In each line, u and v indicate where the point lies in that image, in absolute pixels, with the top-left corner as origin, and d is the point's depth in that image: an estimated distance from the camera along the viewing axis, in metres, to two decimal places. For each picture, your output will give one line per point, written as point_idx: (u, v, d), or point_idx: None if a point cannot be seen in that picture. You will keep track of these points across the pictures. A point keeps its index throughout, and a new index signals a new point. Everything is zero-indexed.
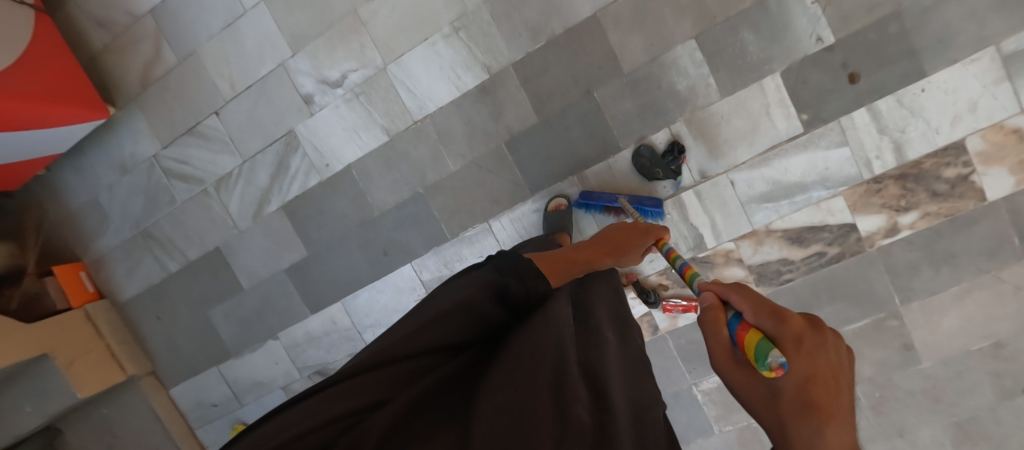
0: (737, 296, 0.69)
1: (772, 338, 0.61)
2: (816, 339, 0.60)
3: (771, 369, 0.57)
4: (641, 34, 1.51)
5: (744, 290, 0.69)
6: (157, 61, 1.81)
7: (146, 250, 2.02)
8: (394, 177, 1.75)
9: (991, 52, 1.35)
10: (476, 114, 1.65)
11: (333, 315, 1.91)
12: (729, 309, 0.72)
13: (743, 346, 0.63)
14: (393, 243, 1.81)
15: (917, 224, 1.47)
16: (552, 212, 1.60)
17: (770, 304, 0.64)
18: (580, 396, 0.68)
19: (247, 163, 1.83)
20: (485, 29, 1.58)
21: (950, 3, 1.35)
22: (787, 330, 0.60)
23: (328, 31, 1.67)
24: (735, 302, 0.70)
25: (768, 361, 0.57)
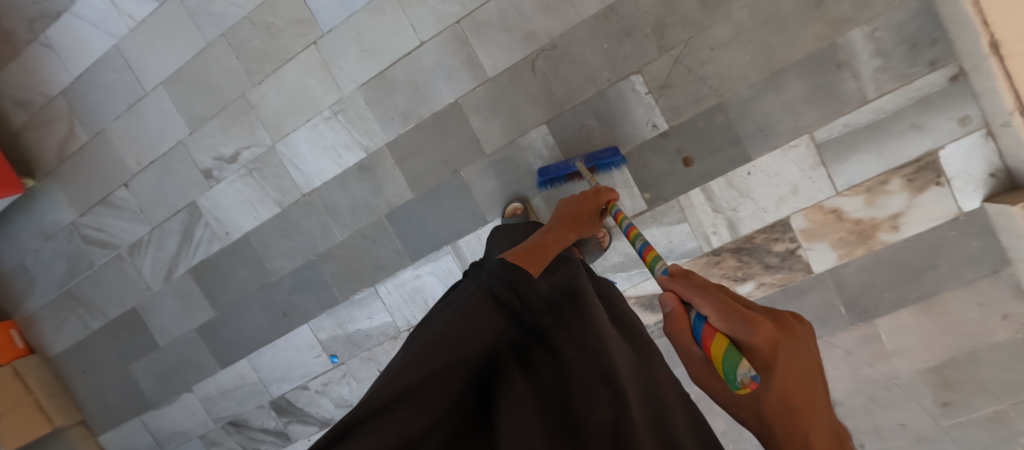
0: (703, 302, 0.68)
1: (742, 346, 0.63)
2: (781, 339, 0.63)
3: (743, 384, 0.59)
4: (499, 119, 1.64)
5: (707, 292, 0.69)
6: (71, 138, 1.96)
7: (70, 308, 2.15)
8: (290, 244, 1.88)
9: (806, 140, 1.47)
10: (359, 189, 1.78)
11: (241, 370, 2.03)
12: (691, 311, 0.73)
13: (710, 352, 0.65)
14: (292, 305, 1.93)
15: (753, 293, 1.60)
16: (511, 218, 1.62)
17: (735, 308, 0.64)
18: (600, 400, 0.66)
19: (156, 230, 1.97)
20: (360, 113, 1.72)
21: (767, 94, 1.47)
22: (755, 339, 0.62)
23: (222, 113, 1.81)
24: (697, 303, 0.70)
25: (740, 378, 0.59)
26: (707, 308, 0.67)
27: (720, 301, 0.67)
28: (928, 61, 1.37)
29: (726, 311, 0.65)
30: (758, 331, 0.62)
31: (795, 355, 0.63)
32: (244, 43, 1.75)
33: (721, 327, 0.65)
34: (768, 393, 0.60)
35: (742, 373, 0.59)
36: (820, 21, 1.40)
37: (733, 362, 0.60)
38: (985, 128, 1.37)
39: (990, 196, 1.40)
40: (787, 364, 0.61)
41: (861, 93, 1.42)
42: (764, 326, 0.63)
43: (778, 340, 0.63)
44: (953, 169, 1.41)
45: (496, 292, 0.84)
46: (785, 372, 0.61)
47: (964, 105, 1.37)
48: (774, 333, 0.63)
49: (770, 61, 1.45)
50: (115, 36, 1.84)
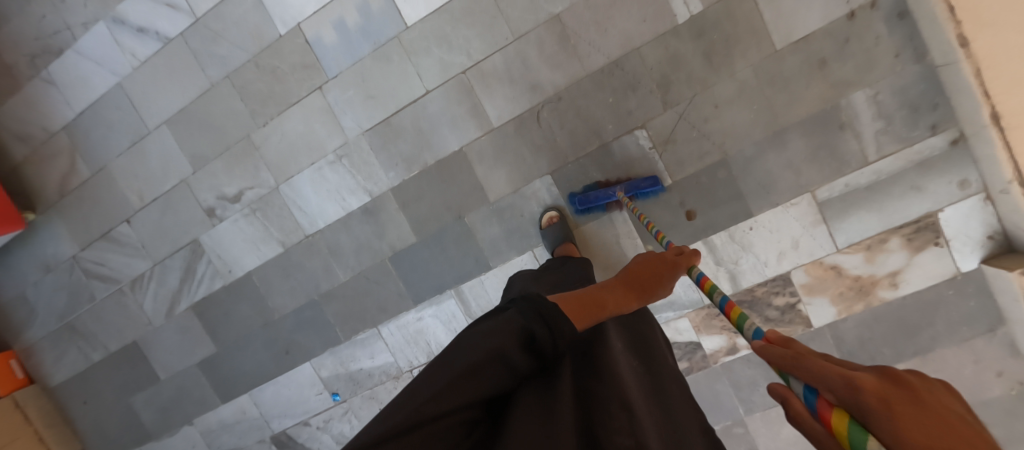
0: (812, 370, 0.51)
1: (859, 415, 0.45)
2: (901, 395, 0.44)
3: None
4: (503, 168, 1.64)
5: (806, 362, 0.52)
6: (73, 173, 1.95)
7: (71, 340, 2.14)
8: (292, 284, 1.88)
9: (807, 198, 1.48)
10: (362, 232, 1.78)
11: (242, 405, 2.04)
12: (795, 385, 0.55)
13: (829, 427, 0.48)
14: (294, 343, 1.94)
15: None
16: (547, 228, 1.60)
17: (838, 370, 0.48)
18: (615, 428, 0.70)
19: (158, 266, 1.97)
20: (364, 158, 1.72)
21: (769, 153, 1.48)
22: (861, 397, 0.45)
23: (225, 153, 1.81)
24: (797, 373, 0.53)
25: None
26: (809, 375, 0.51)
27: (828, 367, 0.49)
28: (929, 125, 1.39)
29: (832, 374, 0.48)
30: (865, 386, 0.45)
31: (933, 397, 0.44)
32: (248, 85, 1.74)
33: (834, 397, 0.47)
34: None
35: (868, 447, 0.43)
36: (823, 82, 1.42)
37: (855, 434, 0.44)
38: (984, 192, 1.39)
39: (987, 257, 1.43)
40: (920, 421, 0.42)
41: (862, 154, 1.43)
42: (866, 379, 0.46)
43: (894, 395, 0.44)
44: (952, 230, 1.43)
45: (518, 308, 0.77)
46: (906, 421, 0.42)
47: (964, 170, 1.39)
48: (885, 382, 0.45)
49: (773, 119, 1.46)
50: (117, 74, 1.83)
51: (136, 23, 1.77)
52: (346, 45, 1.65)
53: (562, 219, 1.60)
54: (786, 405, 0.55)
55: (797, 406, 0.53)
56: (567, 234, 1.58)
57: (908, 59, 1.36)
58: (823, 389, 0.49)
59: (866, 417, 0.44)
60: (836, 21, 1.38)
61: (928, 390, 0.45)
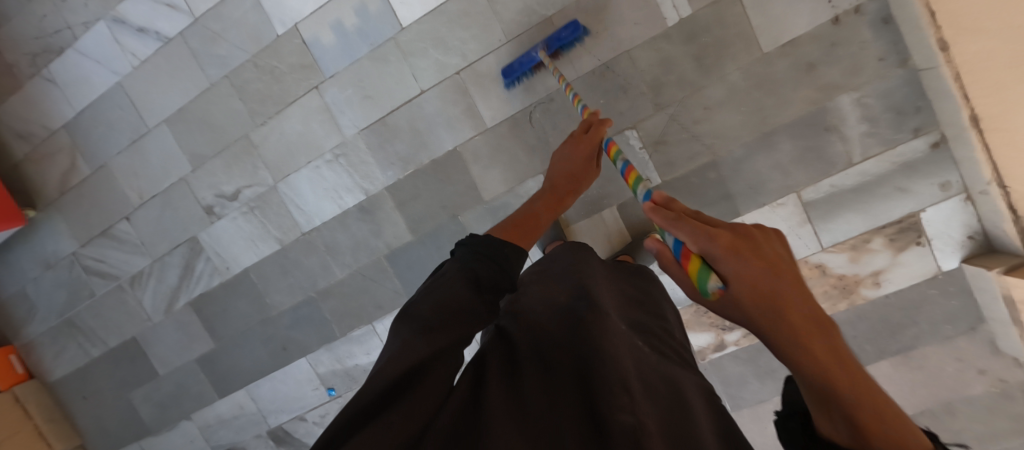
0: (677, 227, 0.63)
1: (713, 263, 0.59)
2: (751, 241, 0.59)
3: (711, 292, 0.59)
4: (497, 168, 1.68)
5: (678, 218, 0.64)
6: (74, 171, 1.98)
7: (70, 336, 2.17)
8: (289, 281, 1.91)
9: (794, 199, 1.52)
10: (359, 230, 1.81)
11: (240, 400, 2.07)
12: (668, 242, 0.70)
13: (687, 265, 0.63)
14: (291, 339, 1.97)
15: (741, 342, 1.66)
16: None
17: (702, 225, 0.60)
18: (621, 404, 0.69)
19: (157, 263, 1.99)
20: (361, 157, 1.75)
21: (758, 154, 1.51)
22: (716, 246, 0.58)
23: (224, 152, 1.84)
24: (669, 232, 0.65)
25: (707, 286, 0.59)
26: (680, 234, 0.62)
27: (693, 223, 0.61)
28: (912, 128, 1.42)
29: (698, 233, 0.60)
30: (721, 239, 0.59)
31: (765, 241, 0.60)
32: (246, 85, 1.77)
33: (694, 247, 0.60)
34: (739, 299, 0.57)
35: (712, 284, 0.59)
36: (809, 85, 1.45)
37: (704, 275, 0.59)
38: (965, 193, 1.43)
39: (967, 257, 1.47)
40: (754, 263, 0.57)
41: (847, 156, 1.47)
42: (723, 233, 0.59)
43: (740, 244, 0.58)
44: (934, 230, 1.47)
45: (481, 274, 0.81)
46: (748, 266, 0.57)
47: (946, 171, 1.43)
48: (737, 235, 0.59)
49: (761, 122, 1.49)
50: (117, 73, 1.86)
51: (136, 23, 1.80)
52: (344, 46, 1.67)
53: (551, 220, 1.64)
54: (662, 257, 0.69)
55: (663, 252, 0.69)
56: (555, 234, 1.61)
57: (894, 63, 1.39)
58: (687, 241, 0.62)
59: (715, 261, 0.58)
60: (823, 26, 1.41)
61: (767, 240, 0.60)
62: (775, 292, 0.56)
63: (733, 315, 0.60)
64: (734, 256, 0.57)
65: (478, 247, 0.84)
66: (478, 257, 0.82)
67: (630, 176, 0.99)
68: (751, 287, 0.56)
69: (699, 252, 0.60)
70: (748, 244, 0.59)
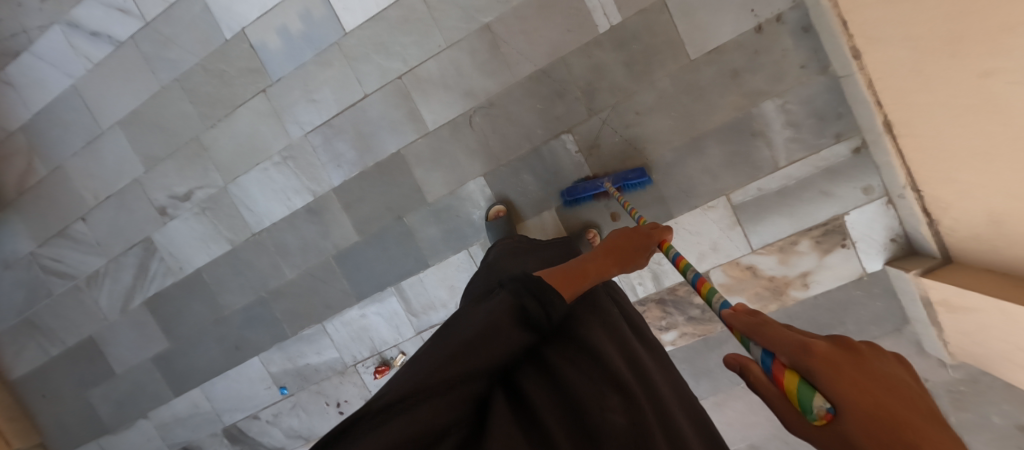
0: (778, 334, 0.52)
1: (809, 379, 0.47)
2: (858, 366, 0.46)
3: (816, 417, 0.45)
4: (440, 170, 1.71)
5: (767, 328, 0.54)
6: (31, 172, 2.01)
7: (29, 335, 2.19)
8: (241, 281, 1.94)
9: (724, 202, 1.56)
10: (307, 231, 1.84)
11: (195, 399, 2.09)
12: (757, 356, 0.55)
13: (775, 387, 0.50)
14: (244, 339, 1.99)
15: (676, 341, 1.70)
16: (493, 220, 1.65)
17: (792, 338, 0.50)
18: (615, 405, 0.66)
19: (113, 263, 2.02)
20: (309, 159, 1.78)
21: (688, 158, 1.55)
22: (814, 360, 0.47)
23: (176, 154, 1.87)
24: (761, 342, 0.54)
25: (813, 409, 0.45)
26: (769, 339, 0.52)
27: (788, 334, 0.51)
28: (834, 134, 1.46)
29: (796, 345, 0.49)
30: (818, 350, 0.48)
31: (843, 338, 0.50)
32: (197, 88, 1.80)
33: (786, 359, 0.50)
34: (854, 434, 0.43)
35: (818, 403, 0.45)
36: (735, 91, 1.49)
37: (806, 394, 0.46)
38: (886, 197, 1.47)
39: (891, 259, 1.50)
40: (862, 382, 0.45)
41: (773, 160, 1.51)
42: (823, 345, 0.48)
43: (845, 361, 0.46)
44: (858, 233, 1.51)
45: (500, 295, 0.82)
46: (855, 383, 0.45)
47: (868, 175, 1.46)
48: (836, 348, 0.48)
49: (690, 127, 1.53)
50: (72, 76, 1.89)
51: (89, 27, 1.83)
52: (290, 51, 1.71)
53: (508, 213, 1.66)
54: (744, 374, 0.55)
55: (749, 369, 0.54)
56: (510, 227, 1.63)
57: (814, 70, 1.43)
58: (778, 352, 0.51)
59: (821, 381, 0.45)
60: (746, 34, 1.45)
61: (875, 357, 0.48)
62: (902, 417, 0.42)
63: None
64: (839, 379, 0.45)
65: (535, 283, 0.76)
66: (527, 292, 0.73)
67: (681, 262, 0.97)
68: (859, 403, 0.44)
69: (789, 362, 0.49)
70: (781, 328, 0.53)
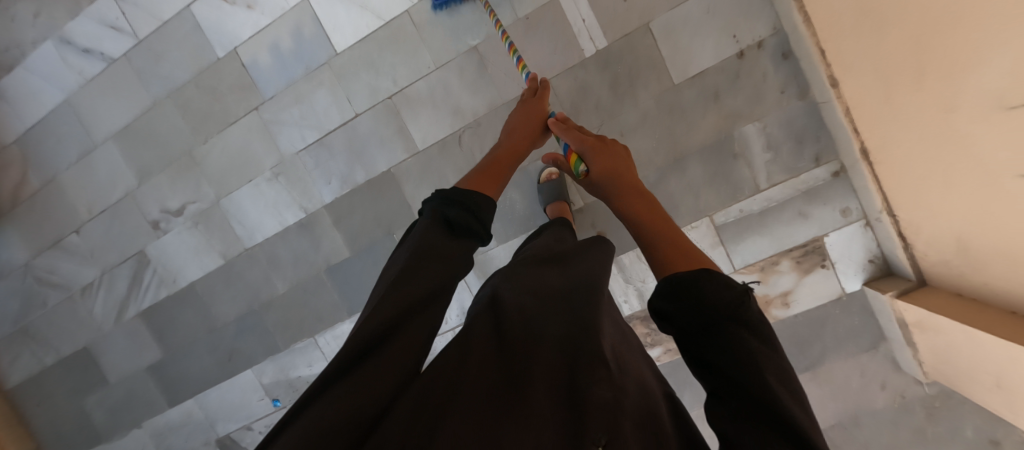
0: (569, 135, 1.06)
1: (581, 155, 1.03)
2: (605, 149, 1.01)
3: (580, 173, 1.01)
4: (428, 188, 1.73)
5: (569, 131, 1.07)
6: (25, 184, 2.03)
7: (24, 343, 2.22)
8: (233, 294, 1.96)
9: (706, 222, 1.59)
10: (298, 245, 1.87)
11: (189, 408, 2.12)
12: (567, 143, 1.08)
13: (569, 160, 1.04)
14: (236, 350, 2.02)
15: (661, 357, 1.73)
16: (545, 184, 1.61)
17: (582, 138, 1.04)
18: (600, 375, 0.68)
19: (106, 275, 2.05)
20: (299, 175, 1.80)
21: (671, 178, 1.58)
22: (586, 146, 1.02)
23: (168, 168, 1.89)
24: (565, 137, 1.07)
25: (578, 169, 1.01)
26: (568, 138, 1.06)
27: (574, 134, 1.05)
28: (813, 157, 1.49)
29: (580, 141, 1.03)
30: (588, 143, 1.02)
31: (614, 154, 1.00)
32: (189, 104, 1.82)
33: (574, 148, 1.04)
34: (595, 173, 0.99)
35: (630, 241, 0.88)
36: (717, 114, 1.51)
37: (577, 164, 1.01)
38: (864, 219, 1.50)
39: (868, 279, 1.54)
40: (609, 161, 0.99)
41: (754, 182, 1.54)
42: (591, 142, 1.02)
43: (604, 152, 1.00)
44: (836, 253, 1.54)
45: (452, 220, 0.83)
46: (603, 159, 0.99)
47: (846, 198, 1.50)
48: (596, 142, 1.03)
49: (673, 148, 1.56)
50: (66, 91, 1.91)
51: (82, 43, 1.84)
52: (281, 69, 1.73)
53: (561, 177, 1.60)
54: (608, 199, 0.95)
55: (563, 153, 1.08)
56: (564, 192, 1.59)
57: (793, 95, 1.46)
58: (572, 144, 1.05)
59: (585, 158, 1.01)
60: (727, 59, 1.48)
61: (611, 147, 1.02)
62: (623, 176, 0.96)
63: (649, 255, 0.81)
64: (596, 154, 1.00)
65: (451, 192, 0.87)
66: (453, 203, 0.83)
67: (598, 187, 0.87)
68: (600, 165, 0.98)
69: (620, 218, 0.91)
70: (615, 173, 0.97)
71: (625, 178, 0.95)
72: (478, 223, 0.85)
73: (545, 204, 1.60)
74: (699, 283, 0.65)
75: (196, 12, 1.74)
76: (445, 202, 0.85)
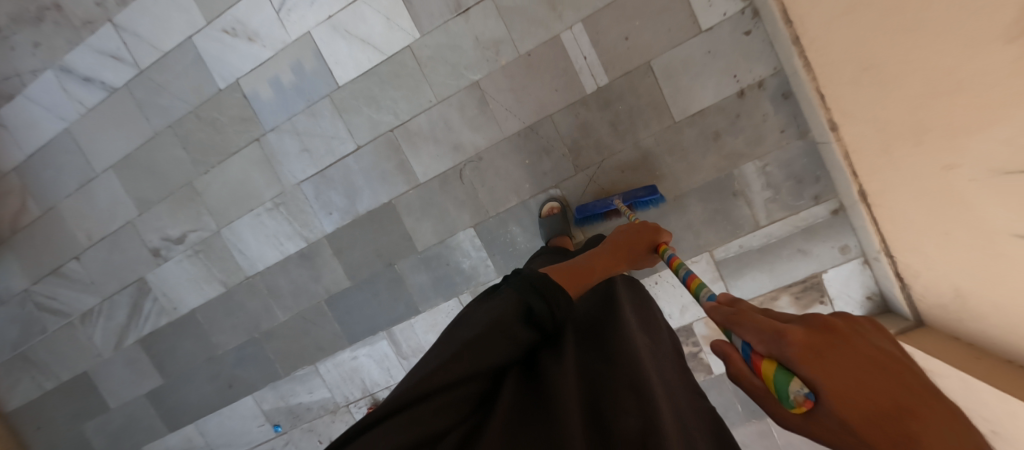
0: (756, 331, 0.56)
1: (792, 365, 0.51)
2: (843, 340, 0.51)
3: (797, 404, 0.50)
4: (430, 220, 1.74)
5: (753, 320, 0.57)
6: (24, 211, 2.02)
7: (23, 368, 2.21)
8: (234, 322, 1.97)
9: (706, 257, 1.60)
10: (298, 274, 1.87)
11: (189, 434, 2.13)
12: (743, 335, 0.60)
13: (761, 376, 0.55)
14: (237, 377, 2.02)
15: None
16: (545, 217, 1.61)
17: (774, 324, 0.55)
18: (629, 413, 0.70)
19: (106, 302, 2.04)
20: (300, 206, 1.80)
21: (671, 214, 1.59)
22: (795, 348, 0.51)
23: (169, 197, 1.88)
24: (749, 330, 0.57)
25: (790, 395, 0.50)
26: (749, 335, 0.57)
27: (763, 327, 0.55)
28: (812, 196, 1.50)
29: (767, 332, 0.55)
30: (796, 339, 0.52)
31: (856, 345, 0.51)
32: (190, 135, 1.82)
33: (764, 350, 0.54)
34: (838, 414, 0.48)
35: (796, 391, 0.50)
36: (717, 153, 1.53)
37: (784, 382, 0.51)
38: (863, 257, 1.51)
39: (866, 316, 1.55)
40: (844, 359, 0.49)
41: (754, 219, 1.55)
42: (798, 331, 0.52)
43: (818, 341, 0.51)
44: (835, 290, 1.55)
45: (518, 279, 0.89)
46: (829, 362, 0.49)
47: (845, 236, 1.51)
48: (813, 332, 0.52)
49: (673, 185, 1.57)
50: (65, 120, 1.90)
51: (83, 73, 1.84)
52: (282, 101, 1.73)
53: (562, 211, 1.60)
54: (729, 361, 0.62)
55: (732, 359, 0.61)
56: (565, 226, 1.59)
57: (792, 135, 1.48)
58: (756, 343, 0.56)
59: (801, 370, 0.50)
60: (727, 98, 1.49)
61: (852, 333, 0.52)
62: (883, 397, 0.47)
63: (840, 443, 0.50)
64: (820, 360, 0.49)
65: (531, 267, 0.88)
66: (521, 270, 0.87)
67: (692, 282, 0.93)
68: (832, 384, 0.48)
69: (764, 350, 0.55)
70: (862, 395, 0.47)
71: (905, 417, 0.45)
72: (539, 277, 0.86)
73: (545, 238, 1.59)
74: None
75: (197, 43, 1.74)
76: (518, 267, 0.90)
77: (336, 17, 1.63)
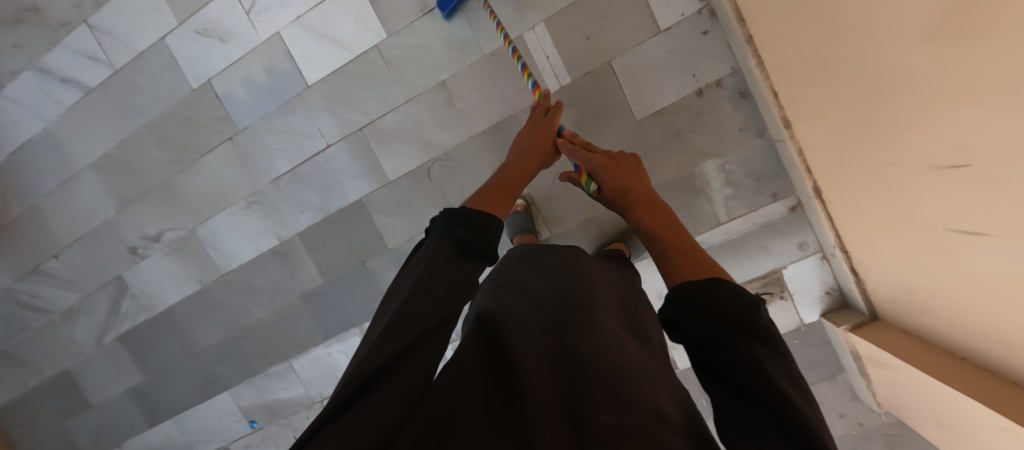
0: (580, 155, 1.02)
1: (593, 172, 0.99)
2: (621, 163, 0.98)
3: (591, 191, 1.02)
4: (400, 217, 1.77)
5: (581, 152, 1.03)
6: (5, 210, 2.05)
7: (6, 366, 2.24)
8: (211, 319, 2.00)
9: None
10: (273, 272, 1.90)
11: (169, 430, 2.16)
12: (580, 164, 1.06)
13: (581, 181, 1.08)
14: (214, 374, 2.06)
15: None
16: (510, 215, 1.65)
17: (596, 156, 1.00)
18: (602, 405, 0.66)
19: (87, 299, 2.07)
20: (274, 205, 1.83)
21: None
22: (595, 161, 0.99)
23: (146, 196, 1.91)
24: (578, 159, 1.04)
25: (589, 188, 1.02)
26: (579, 160, 1.03)
27: (588, 154, 1.01)
28: (771, 193, 1.53)
29: (591, 158, 1.00)
30: (599, 159, 0.98)
31: (626, 167, 0.97)
32: (165, 135, 1.85)
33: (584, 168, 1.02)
34: (610, 191, 0.94)
35: (593, 189, 1.01)
36: (678, 151, 1.55)
37: (589, 183, 1.03)
38: (820, 252, 1.54)
39: (826, 311, 1.58)
40: (622, 175, 0.95)
41: (715, 216, 1.58)
42: (601, 159, 0.99)
43: (611, 163, 0.98)
44: (795, 285, 1.58)
45: (462, 241, 0.73)
46: (615, 174, 0.95)
47: (803, 232, 1.53)
48: (606, 158, 0.99)
49: None
50: (45, 120, 1.94)
51: (61, 73, 1.87)
52: (254, 101, 1.76)
53: (526, 208, 1.64)
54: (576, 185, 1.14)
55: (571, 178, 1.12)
56: (528, 222, 1.63)
57: (751, 133, 1.50)
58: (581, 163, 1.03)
59: (597, 175, 0.98)
60: (687, 97, 1.51)
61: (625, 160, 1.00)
62: (641, 191, 0.90)
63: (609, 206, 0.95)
64: (609, 168, 0.96)
65: (461, 211, 0.77)
66: (459, 223, 0.74)
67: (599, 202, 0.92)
68: (613, 179, 0.94)
69: (587, 170, 1.02)
70: (627, 187, 0.91)
71: (643, 195, 0.88)
72: (488, 245, 0.75)
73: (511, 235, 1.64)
74: (711, 289, 0.62)
75: (172, 45, 1.77)
76: (453, 223, 0.75)
77: (305, 18, 1.66)
